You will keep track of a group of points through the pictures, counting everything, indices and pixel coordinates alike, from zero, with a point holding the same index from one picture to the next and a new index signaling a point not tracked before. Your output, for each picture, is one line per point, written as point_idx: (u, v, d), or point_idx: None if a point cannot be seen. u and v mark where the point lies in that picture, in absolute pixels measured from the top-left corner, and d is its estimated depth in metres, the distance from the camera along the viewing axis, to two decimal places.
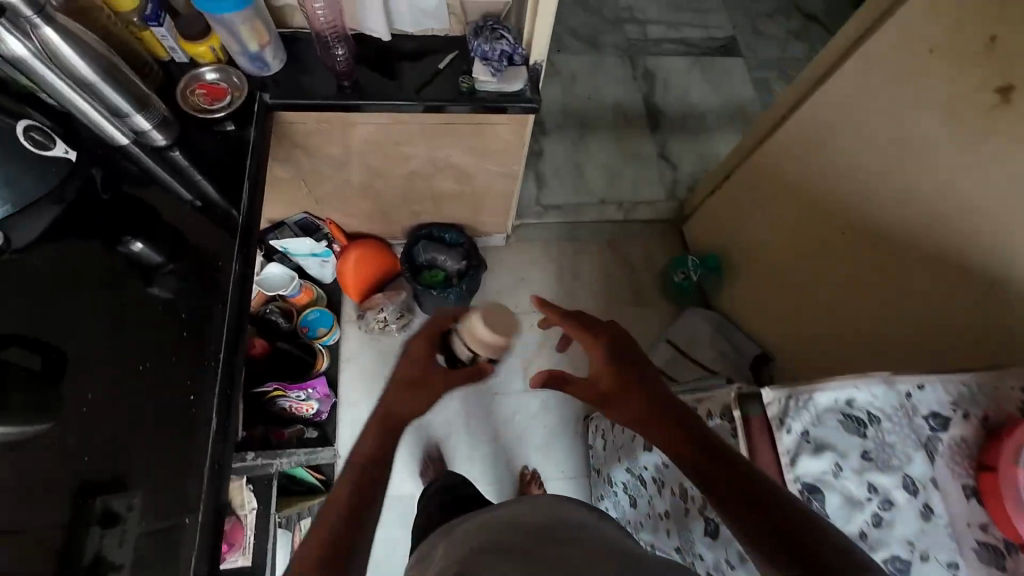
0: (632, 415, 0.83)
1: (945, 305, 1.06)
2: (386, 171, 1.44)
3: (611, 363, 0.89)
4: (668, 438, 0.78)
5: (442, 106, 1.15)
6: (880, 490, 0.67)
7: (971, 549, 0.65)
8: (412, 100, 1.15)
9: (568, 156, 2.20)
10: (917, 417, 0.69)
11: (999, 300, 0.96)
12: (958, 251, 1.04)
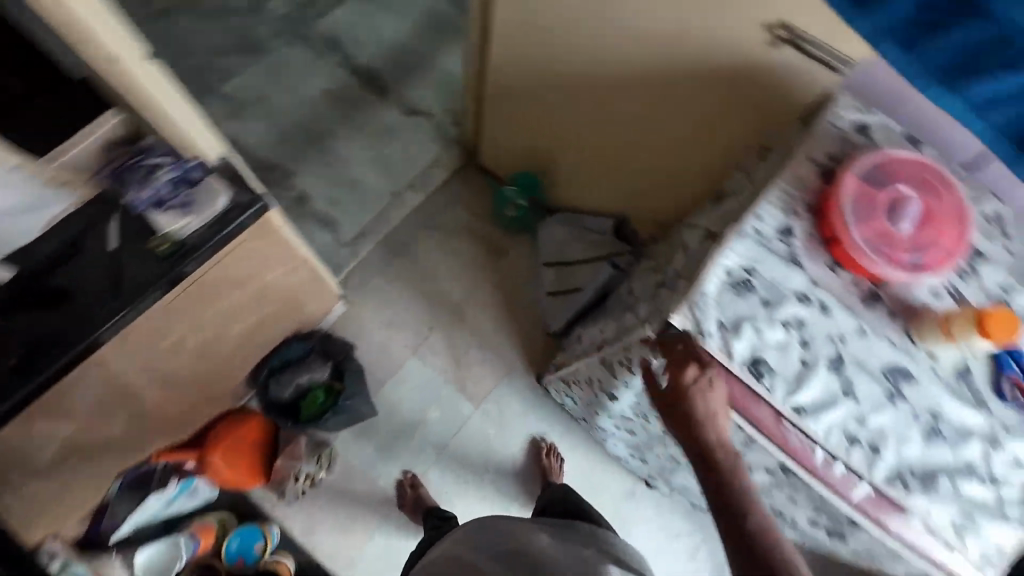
0: (682, 432, 0.77)
1: (722, 97, 1.15)
2: (168, 365, 1.15)
3: (696, 391, 0.75)
4: (711, 477, 0.73)
5: (178, 274, 0.95)
6: (792, 322, 0.75)
7: (867, 308, 0.77)
8: (143, 294, 0.94)
9: (329, 175, 1.94)
10: (776, 241, 0.78)
11: (758, 67, 1.05)
12: (705, 48, 1.09)
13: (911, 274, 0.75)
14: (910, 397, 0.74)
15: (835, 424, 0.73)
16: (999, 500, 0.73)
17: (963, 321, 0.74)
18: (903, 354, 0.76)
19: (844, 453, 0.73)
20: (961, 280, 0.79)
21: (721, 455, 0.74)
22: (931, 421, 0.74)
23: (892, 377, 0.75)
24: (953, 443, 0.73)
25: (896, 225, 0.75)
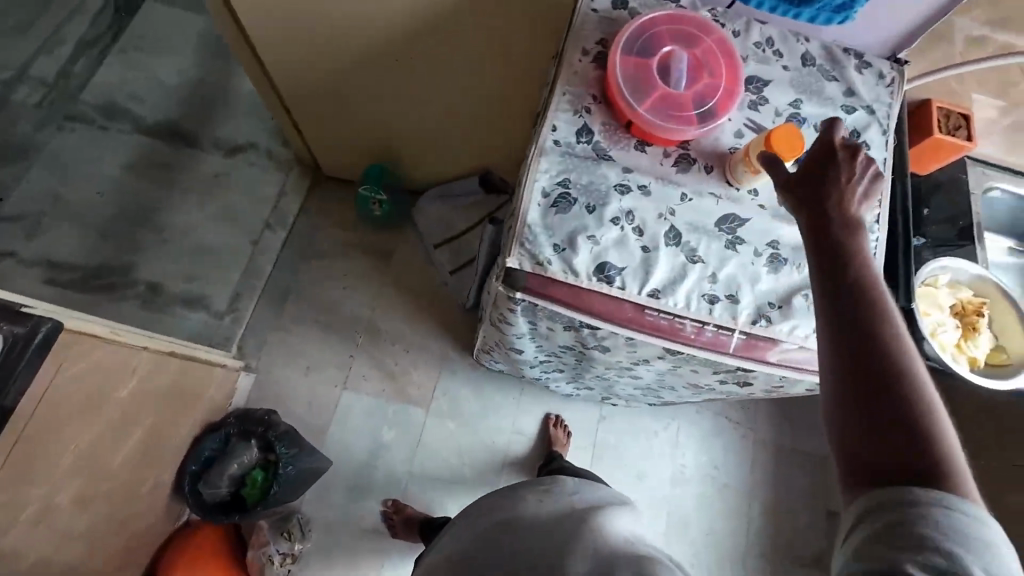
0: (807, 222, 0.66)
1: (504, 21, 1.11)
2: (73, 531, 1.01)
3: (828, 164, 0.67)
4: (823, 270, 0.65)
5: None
6: (619, 216, 0.74)
7: (681, 172, 0.77)
8: None
9: (172, 252, 1.74)
10: (578, 145, 0.76)
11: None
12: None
13: (706, 126, 0.74)
14: (746, 237, 0.76)
15: (692, 293, 0.73)
16: None
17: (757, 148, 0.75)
18: (727, 202, 0.77)
19: (711, 316, 0.73)
20: (752, 111, 0.81)
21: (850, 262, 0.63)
22: (771, 251, 0.76)
23: (724, 227, 0.76)
24: (796, 263, 0.76)
25: (673, 88, 0.74)
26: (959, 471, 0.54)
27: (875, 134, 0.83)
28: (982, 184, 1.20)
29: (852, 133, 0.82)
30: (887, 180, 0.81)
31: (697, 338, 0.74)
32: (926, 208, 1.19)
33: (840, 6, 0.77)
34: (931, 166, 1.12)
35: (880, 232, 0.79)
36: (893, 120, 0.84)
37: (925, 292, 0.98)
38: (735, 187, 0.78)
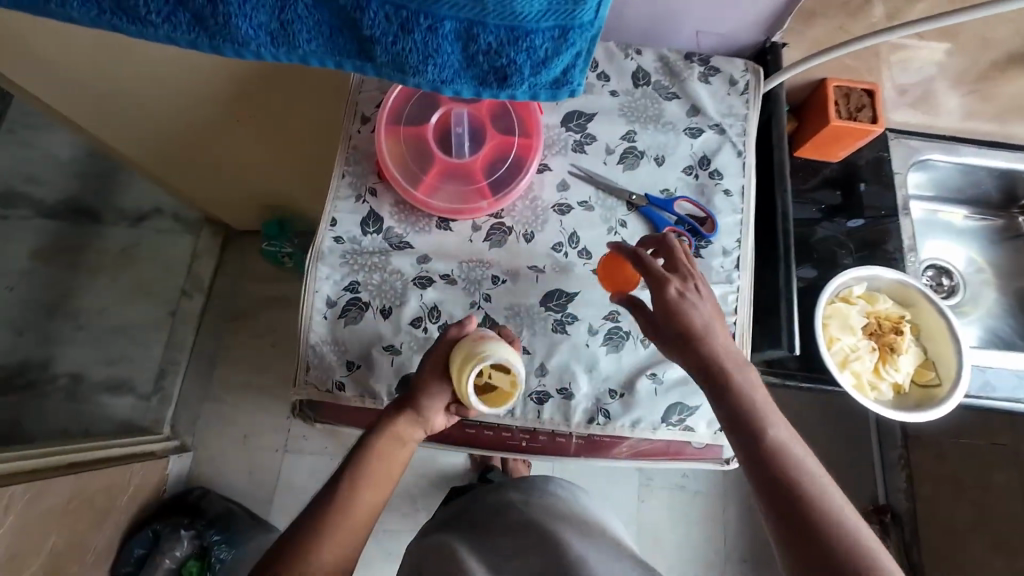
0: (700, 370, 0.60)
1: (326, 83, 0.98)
2: None
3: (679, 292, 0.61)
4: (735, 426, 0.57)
5: None
6: (420, 315, 0.66)
7: (492, 248, 0.68)
8: None
9: (91, 337, 1.68)
10: (365, 239, 0.66)
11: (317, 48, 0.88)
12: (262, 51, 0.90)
13: (502, 195, 0.67)
14: (580, 314, 0.68)
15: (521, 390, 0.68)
16: None
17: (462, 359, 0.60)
18: (553, 275, 0.68)
19: (540, 418, 0.68)
20: (576, 154, 0.70)
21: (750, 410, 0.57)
22: (608, 328, 0.68)
23: (552, 306, 0.68)
24: (638, 337, 0.69)
25: (457, 158, 0.67)
26: None
27: (729, 157, 0.70)
28: (912, 157, 1.03)
29: (699, 162, 0.70)
30: (749, 209, 0.68)
31: (528, 446, 0.70)
32: (859, 184, 1.00)
33: (552, 82, 0.52)
34: (842, 151, 0.96)
35: (743, 277, 0.67)
36: (751, 133, 0.71)
37: (835, 312, 0.84)
38: (562, 254, 0.68)
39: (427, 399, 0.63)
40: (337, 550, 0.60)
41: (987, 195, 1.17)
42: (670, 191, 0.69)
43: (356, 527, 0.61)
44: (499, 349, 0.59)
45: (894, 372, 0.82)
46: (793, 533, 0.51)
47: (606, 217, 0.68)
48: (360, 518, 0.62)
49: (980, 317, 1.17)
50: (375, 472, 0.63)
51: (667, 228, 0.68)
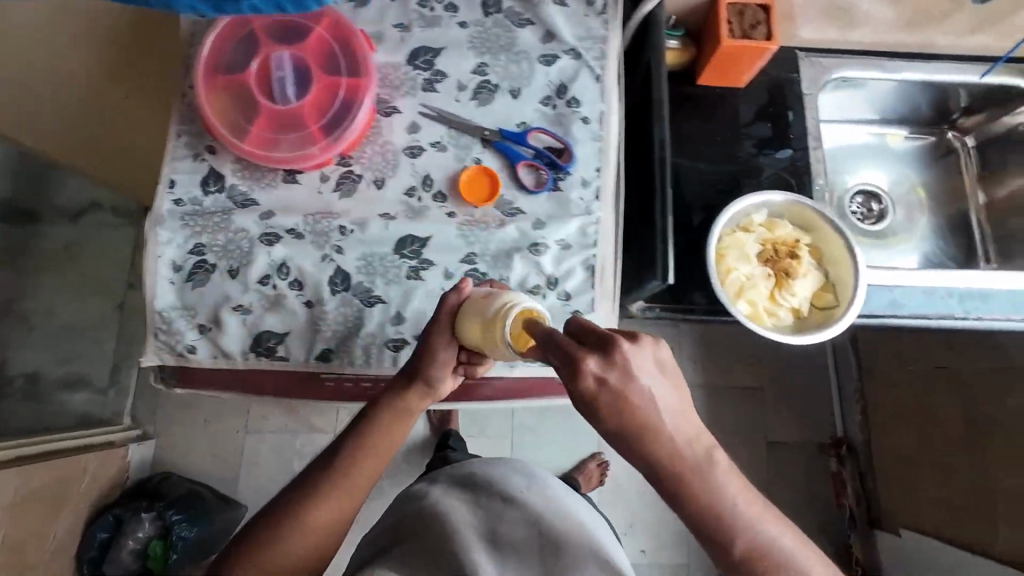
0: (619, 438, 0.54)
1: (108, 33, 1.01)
2: None
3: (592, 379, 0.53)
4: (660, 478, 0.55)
5: None
6: (268, 273, 0.65)
7: (341, 198, 0.66)
8: None
9: (45, 340, 1.60)
10: (209, 200, 0.67)
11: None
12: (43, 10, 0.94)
13: (336, 140, 0.65)
14: (435, 259, 0.65)
15: (376, 340, 0.65)
16: (569, 300, 0.65)
17: (474, 325, 0.60)
18: (406, 220, 0.66)
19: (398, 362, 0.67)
20: (427, 93, 0.68)
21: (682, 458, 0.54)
22: (463, 270, 0.65)
23: (406, 252, 0.65)
24: (496, 277, 0.64)
25: (283, 103, 0.65)
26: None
27: (586, 83, 0.68)
28: (822, 78, 0.98)
29: (556, 89, 0.68)
30: (607, 136, 0.67)
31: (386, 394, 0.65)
32: (770, 108, 0.96)
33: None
34: (746, 75, 0.92)
35: (601, 208, 0.66)
36: (610, 54, 0.68)
37: (733, 241, 0.83)
38: (415, 199, 0.66)
39: (433, 368, 0.64)
40: (334, 512, 0.62)
41: (914, 112, 1.12)
42: (527, 124, 0.68)
43: (354, 495, 0.63)
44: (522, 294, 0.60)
45: (790, 297, 0.81)
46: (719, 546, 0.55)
47: (460, 156, 0.67)
48: (361, 487, 0.64)
49: (911, 239, 1.14)
50: (378, 440, 0.65)
51: (522, 163, 0.66)
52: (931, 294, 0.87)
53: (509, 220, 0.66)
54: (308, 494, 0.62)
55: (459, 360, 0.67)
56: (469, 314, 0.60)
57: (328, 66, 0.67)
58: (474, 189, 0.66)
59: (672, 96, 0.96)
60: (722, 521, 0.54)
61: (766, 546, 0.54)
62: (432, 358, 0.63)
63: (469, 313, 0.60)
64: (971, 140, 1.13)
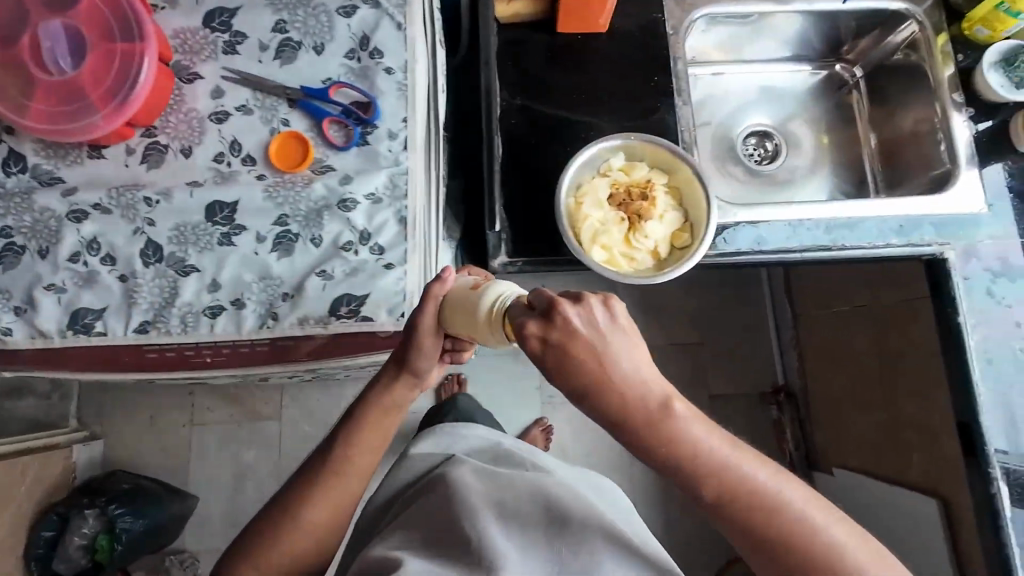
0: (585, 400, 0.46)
1: None
2: None
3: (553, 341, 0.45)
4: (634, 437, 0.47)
5: None
6: (75, 252, 0.62)
7: (149, 168, 0.63)
8: None
9: None
10: (9, 180, 0.64)
11: None
12: None
13: (113, 108, 0.60)
14: (247, 223, 0.63)
15: (191, 310, 0.62)
16: (384, 254, 0.62)
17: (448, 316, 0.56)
18: (212, 187, 0.63)
19: (214, 334, 0.62)
20: (229, 56, 0.64)
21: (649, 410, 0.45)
22: (277, 232, 0.63)
23: (217, 219, 0.63)
24: (309, 237, 0.63)
25: (59, 76, 0.61)
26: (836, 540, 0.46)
27: (388, 33, 0.64)
28: (688, 18, 0.97)
29: (359, 40, 0.64)
30: (412, 86, 0.64)
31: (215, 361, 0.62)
32: (638, 51, 0.94)
33: None
34: (603, 19, 0.90)
35: (412, 158, 0.63)
36: (412, 1, 0.65)
37: (590, 187, 0.82)
38: (225, 165, 0.64)
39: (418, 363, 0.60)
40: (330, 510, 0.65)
41: (797, 43, 1.10)
42: (332, 79, 0.64)
43: (347, 493, 0.65)
44: (512, 282, 0.53)
45: (643, 240, 0.80)
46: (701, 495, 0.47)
47: (266, 118, 0.64)
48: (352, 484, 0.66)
49: (799, 180, 1.11)
50: (362, 434, 0.65)
51: (327, 119, 0.63)
52: (796, 227, 0.87)
53: (318, 178, 0.63)
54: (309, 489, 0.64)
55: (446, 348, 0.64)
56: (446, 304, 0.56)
57: (105, 29, 0.61)
58: (289, 146, 0.64)
59: (533, 46, 0.93)
60: (698, 471, 0.46)
61: (742, 486, 0.46)
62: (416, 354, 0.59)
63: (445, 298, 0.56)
64: (860, 70, 1.11)
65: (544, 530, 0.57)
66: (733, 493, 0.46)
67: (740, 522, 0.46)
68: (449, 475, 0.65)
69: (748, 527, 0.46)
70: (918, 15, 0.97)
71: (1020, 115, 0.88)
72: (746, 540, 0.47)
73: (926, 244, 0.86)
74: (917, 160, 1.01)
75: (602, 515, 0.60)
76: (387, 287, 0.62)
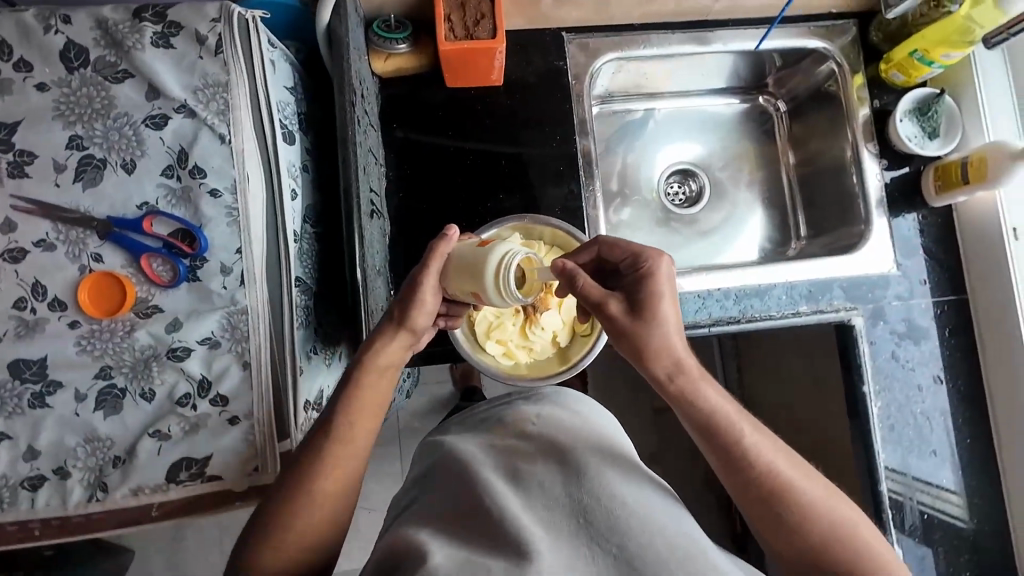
0: (649, 338, 0.59)
1: None
2: None
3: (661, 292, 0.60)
4: (670, 383, 0.58)
5: None
6: None
7: None
8: None
9: None
10: None
11: None
12: None
13: None
14: (64, 378, 0.54)
15: (6, 483, 0.54)
16: (227, 405, 0.56)
17: (462, 276, 0.60)
18: (13, 341, 0.54)
19: (36, 508, 0.54)
20: (17, 181, 0.54)
21: (689, 368, 0.59)
22: (100, 388, 0.54)
23: (25, 377, 0.54)
24: (137, 391, 0.55)
25: None
26: (833, 510, 0.53)
27: (210, 147, 0.55)
28: (594, 62, 0.88)
29: (177, 157, 0.55)
30: (244, 210, 0.55)
31: (44, 535, 0.54)
32: (538, 105, 0.86)
33: None
34: (494, 75, 0.81)
35: (250, 294, 0.56)
36: (236, 106, 0.55)
37: None
38: (28, 311, 0.54)
39: (424, 315, 0.60)
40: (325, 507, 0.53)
41: (718, 79, 1.02)
42: (147, 205, 0.55)
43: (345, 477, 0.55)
44: (512, 242, 0.61)
45: (541, 331, 0.76)
46: (713, 445, 0.56)
47: (73, 254, 0.54)
48: (348, 469, 0.55)
49: (722, 233, 1.02)
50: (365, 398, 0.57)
51: (145, 254, 0.55)
52: (705, 298, 0.84)
53: (142, 322, 0.55)
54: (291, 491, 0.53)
55: (440, 313, 0.70)
56: (465, 259, 0.60)
57: None
58: (102, 282, 0.55)
59: (422, 106, 0.84)
60: (711, 419, 0.56)
61: (757, 456, 0.55)
62: (419, 303, 0.60)
63: (464, 253, 0.61)
64: (784, 104, 1.03)
65: (558, 498, 0.48)
66: (746, 457, 0.55)
67: (753, 485, 0.54)
68: (450, 456, 0.59)
69: (762, 493, 0.54)
70: (835, 56, 0.91)
71: (931, 168, 0.86)
72: (756, 503, 0.54)
73: (833, 311, 0.85)
74: (835, 204, 0.95)
75: (616, 474, 0.50)
76: (234, 443, 0.56)
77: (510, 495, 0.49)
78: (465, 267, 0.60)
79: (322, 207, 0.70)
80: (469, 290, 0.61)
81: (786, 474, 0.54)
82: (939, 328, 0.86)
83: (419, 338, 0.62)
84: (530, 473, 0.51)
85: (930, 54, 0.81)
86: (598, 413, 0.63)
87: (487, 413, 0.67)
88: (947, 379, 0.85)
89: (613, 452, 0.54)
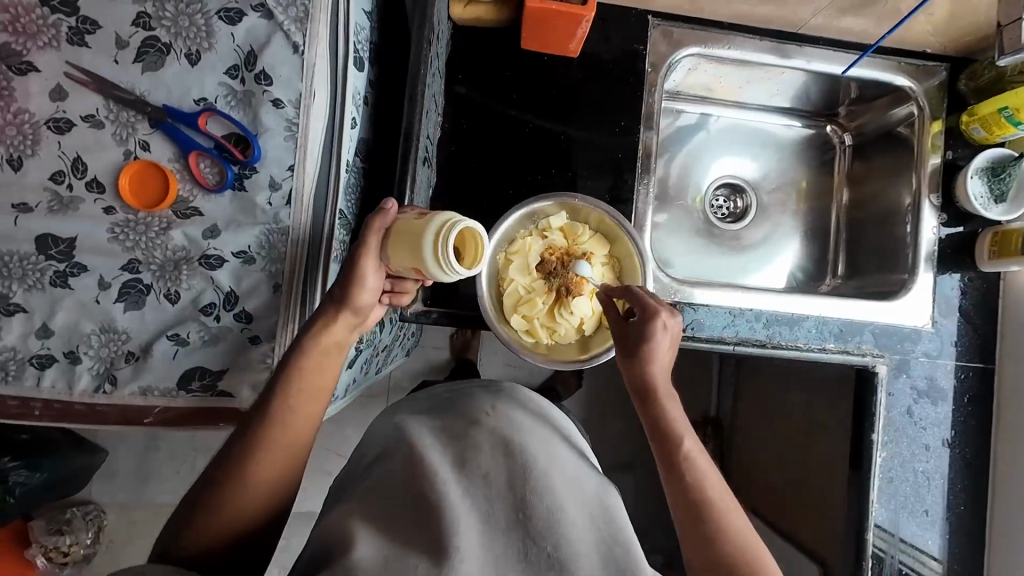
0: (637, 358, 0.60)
1: None
2: None
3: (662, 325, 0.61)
4: (644, 400, 0.60)
5: None
6: None
7: None
8: None
9: None
10: None
11: None
12: None
13: None
14: (90, 262, 0.52)
15: (14, 356, 0.52)
16: (250, 323, 0.54)
17: (403, 249, 0.51)
18: (47, 215, 0.51)
19: (39, 388, 0.52)
20: (75, 48, 0.51)
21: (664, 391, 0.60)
22: (124, 280, 0.52)
23: (51, 254, 0.51)
24: (163, 290, 0.53)
25: None
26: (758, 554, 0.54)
27: (282, 54, 0.52)
28: (674, 53, 0.85)
29: (245, 59, 0.52)
30: (304, 127, 0.53)
31: (42, 415, 0.52)
32: (608, 86, 0.83)
33: None
34: (573, 45, 0.78)
35: (295, 215, 0.54)
36: (316, 18, 0.53)
37: (522, 246, 0.75)
38: (65, 187, 0.52)
39: (368, 294, 0.54)
40: (279, 469, 0.52)
41: (790, 99, 0.98)
42: (206, 101, 0.52)
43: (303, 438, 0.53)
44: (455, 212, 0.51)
45: (567, 317, 0.74)
46: (669, 460, 0.57)
47: (120, 136, 0.52)
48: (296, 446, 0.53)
49: (759, 255, 1.00)
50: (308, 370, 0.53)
51: (195, 152, 0.52)
52: (735, 316, 0.82)
53: (179, 222, 0.53)
54: (242, 448, 0.51)
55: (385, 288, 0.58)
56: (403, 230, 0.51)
57: None
58: (147, 174, 0.52)
59: (492, 62, 0.81)
60: (671, 432, 0.57)
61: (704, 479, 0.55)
62: (360, 281, 0.53)
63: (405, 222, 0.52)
64: (851, 138, 1.00)
65: (498, 493, 0.49)
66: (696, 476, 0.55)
67: (695, 506, 0.54)
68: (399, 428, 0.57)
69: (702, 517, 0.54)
70: (918, 97, 0.88)
71: (989, 232, 0.83)
72: (694, 525, 0.54)
73: (859, 354, 0.84)
74: (879, 248, 0.92)
75: (556, 472, 0.50)
76: (253, 361, 0.55)
77: (455, 480, 0.50)
78: (405, 242, 0.51)
79: (376, 144, 0.68)
80: (412, 263, 0.52)
81: (727, 509, 0.54)
82: (958, 394, 0.85)
83: (361, 316, 0.55)
84: (470, 462, 0.51)
85: (1021, 113, 0.77)
86: (547, 404, 0.62)
87: (439, 389, 0.67)
88: (953, 445, 0.84)
89: (552, 449, 0.53)
